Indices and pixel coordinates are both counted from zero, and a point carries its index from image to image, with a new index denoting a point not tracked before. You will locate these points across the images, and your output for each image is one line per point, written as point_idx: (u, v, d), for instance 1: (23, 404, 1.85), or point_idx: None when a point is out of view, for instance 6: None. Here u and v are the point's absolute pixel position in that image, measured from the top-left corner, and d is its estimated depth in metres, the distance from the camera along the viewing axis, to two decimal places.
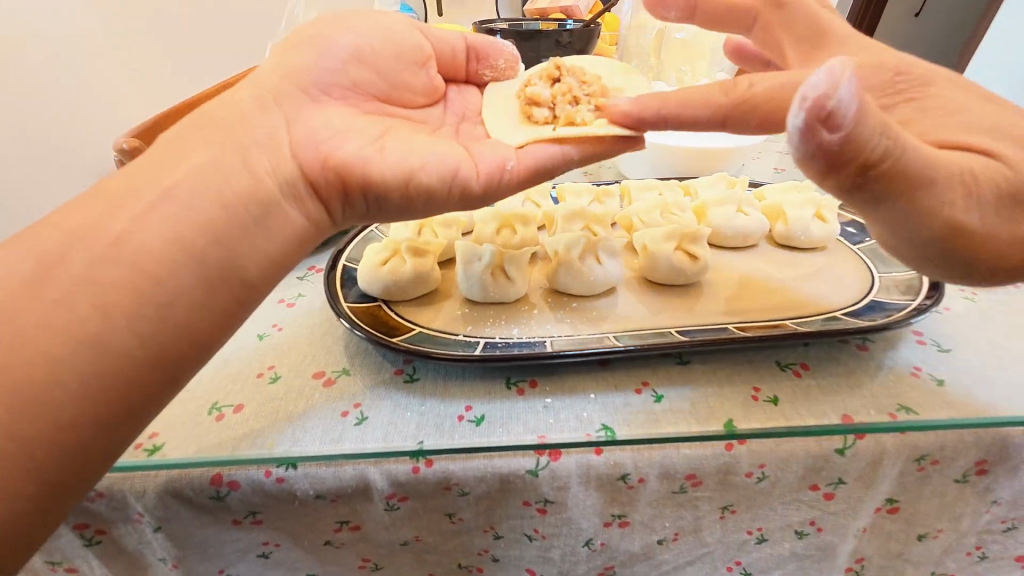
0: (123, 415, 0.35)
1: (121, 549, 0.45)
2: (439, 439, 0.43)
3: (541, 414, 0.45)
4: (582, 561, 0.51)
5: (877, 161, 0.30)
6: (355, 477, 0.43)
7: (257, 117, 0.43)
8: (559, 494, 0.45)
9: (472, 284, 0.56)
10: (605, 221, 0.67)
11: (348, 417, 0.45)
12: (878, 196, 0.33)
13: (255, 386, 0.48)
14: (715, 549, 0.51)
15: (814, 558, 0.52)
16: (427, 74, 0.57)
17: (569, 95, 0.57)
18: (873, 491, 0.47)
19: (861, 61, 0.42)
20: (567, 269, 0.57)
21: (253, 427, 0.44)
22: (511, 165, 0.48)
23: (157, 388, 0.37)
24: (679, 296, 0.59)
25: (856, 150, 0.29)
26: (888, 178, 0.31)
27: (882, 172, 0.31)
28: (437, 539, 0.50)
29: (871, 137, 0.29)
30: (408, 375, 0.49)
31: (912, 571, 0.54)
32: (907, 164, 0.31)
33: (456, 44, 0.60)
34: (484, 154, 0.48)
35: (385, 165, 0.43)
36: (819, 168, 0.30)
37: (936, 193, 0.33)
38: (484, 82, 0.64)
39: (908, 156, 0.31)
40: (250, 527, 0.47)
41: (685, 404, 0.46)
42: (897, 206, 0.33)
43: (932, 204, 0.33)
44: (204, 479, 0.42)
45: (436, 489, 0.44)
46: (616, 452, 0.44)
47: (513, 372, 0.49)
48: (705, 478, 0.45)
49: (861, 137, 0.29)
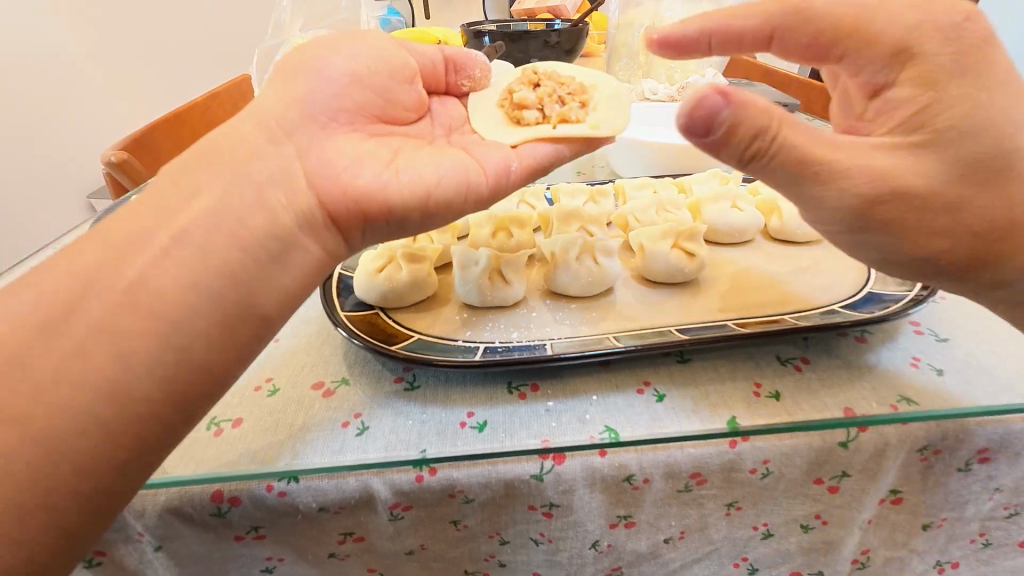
0: (117, 436, 0.35)
1: (122, 570, 0.45)
2: (442, 447, 0.42)
3: (544, 418, 0.45)
4: (589, 562, 0.51)
5: (759, 138, 0.37)
6: (358, 488, 0.43)
7: (246, 125, 0.43)
8: (564, 498, 0.45)
9: (470, 288, 0.55)
10: (602, 221, 0.67)
11: (349, 428, 0.45)
12: (772, 177, 0.40)
13: (254, 400, 0.47)
14: (722, 545, 0.51)
15: (820, 551, 0.52)
16: (415, 90, 0.55)
17: (554, 95, 0.58)
18: (877, 483, 0.47)
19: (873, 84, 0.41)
20: (565, 269, 0.57)
21: (253, 442, 0.43)
22: (516, 164, 0.49)
23: (152, 407, 0.36)
24: (678, 294, 0.58)
25: (737, 129, 0.37)
26: (777, 161, 0.38)
27: (769, 152, 0.38)
28: (442, 547, 0.49)
29: (751, 120, 0.37)
30: (408, 383, 0.49)
31: (918, 561, 0.54)
32: (793, 152, 0.38)
33: (434, 56, 0.58)
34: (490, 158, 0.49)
35: (401, 184, 0.44)
36: (704, 141, 0.39)
37: (842, 169, 0.38)
38: (462, 92, 0.63)
39: (796, 141, 0.38)
40: (252, 542, 0.46)
41: (687, 402, 0.46)
42: (811, 185, 0.39)
43: (836, 179, 0.38)
44: (205, 496, 0.42)
45: (440, 497, 0.44)
46: (620, 454, 0.44)
47: (515, 376, 0.49)
48: (710, 476, 0.45)
49: (741, 121, 0.37)
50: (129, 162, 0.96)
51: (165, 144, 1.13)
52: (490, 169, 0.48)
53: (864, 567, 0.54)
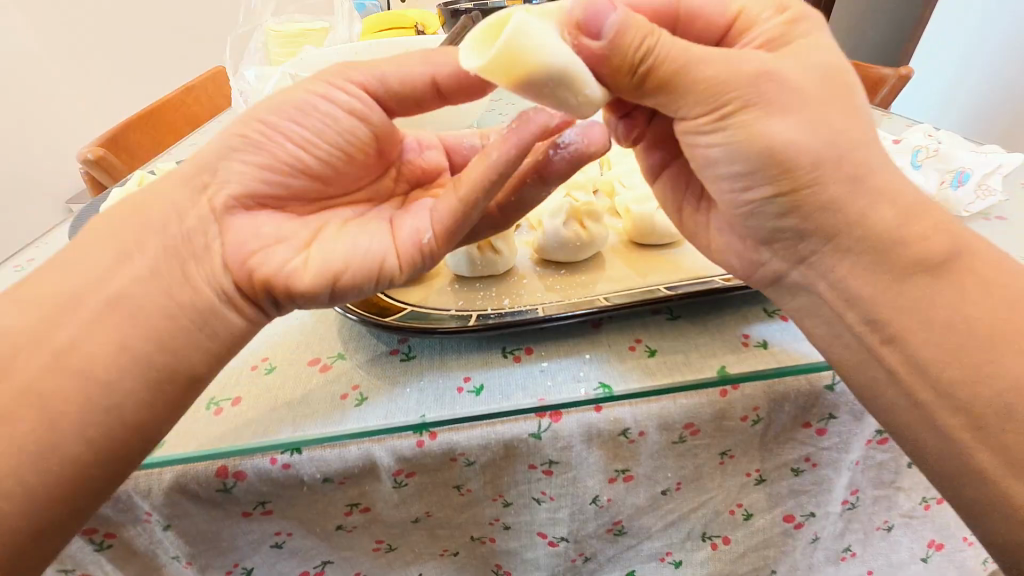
0: None
1: (133, 551, 0.46)
2: (441, 411, 0.44)
3: (539, 378, 0.46)
4: (591, 518, 0.52)
5: (641, 61, 0.37)
6: (360, 457, 0.44)
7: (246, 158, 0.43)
8: (563, 455, 0.46)
9: (459, 259, 0.56)
10: (587, 188, 0.68)
11: (349, 399, 0.45)
12: (658, 78, 0.38)
13: (252, 378, 0.48)
14: (718, 493, 0.52)
15: (811, 493, 0.53)
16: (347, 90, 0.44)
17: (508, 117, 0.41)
18: (862, 424, 0.49)
19: (759, 143, 0.37)
20: (554, 235, 0.57)
21: (255, 418, 0.44)
22: (429, 237, 0.44)
23: None
24: (664, 254, 0.59)
25: (620, 52, 0.37)
26: (660, 67, 0.37)
27: (652, 69, 0.37)
28: (447, 513, 0.50)
29: (634, 39, 0.36)
30: (404, 354, 0.50)
31: (904, 499, 0.55)
32: (672, 54, 0.36)
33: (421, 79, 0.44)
34: (406, 227, 0.45)
35: (329, 255, 0.42)
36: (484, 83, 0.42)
37: None
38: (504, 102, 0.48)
39: (669, 51, 0.36)
40: (260, 518, 0.47)
41: (676, 354, 0.47)
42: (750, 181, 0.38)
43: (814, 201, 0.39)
44: (210, 471, 0.43)
45: (442, 462, 0.45)
46: (614, 409, 0.45)
47: (509, 341, 0.50)
48: (703, 426, 0.47)
49: (620, 47, 0.37)
50: (104, 158, 0.94)
51: (142, 143, 1.11)
52: (401, 245, 0.44)
53: (854, 509, 0.56)
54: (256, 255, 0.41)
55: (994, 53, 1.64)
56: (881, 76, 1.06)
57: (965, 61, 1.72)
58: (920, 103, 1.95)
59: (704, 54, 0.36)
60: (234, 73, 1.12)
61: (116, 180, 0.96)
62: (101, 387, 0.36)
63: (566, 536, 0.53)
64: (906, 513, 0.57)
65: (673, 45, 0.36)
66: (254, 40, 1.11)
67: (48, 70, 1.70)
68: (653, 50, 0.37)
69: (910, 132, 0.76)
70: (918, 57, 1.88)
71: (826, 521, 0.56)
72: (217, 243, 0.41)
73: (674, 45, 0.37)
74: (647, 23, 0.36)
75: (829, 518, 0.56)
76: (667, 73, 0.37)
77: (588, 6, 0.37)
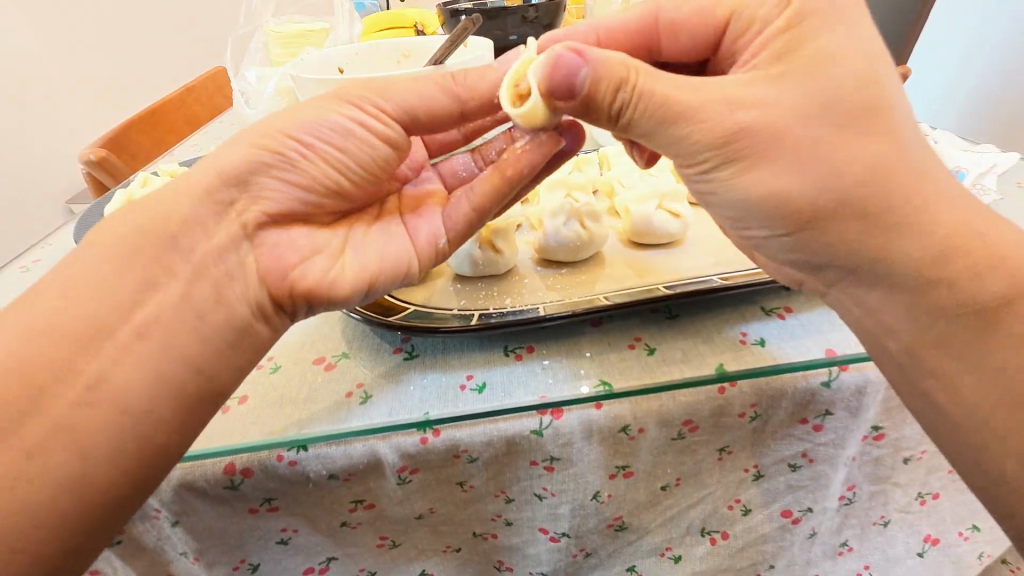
0: None
1: (142, 547, 0.46)
2: (444, 408, 0.44)
3: (540, 376, 0.47)
4: (592, 514, 0.53)
5: (619, 111, 0.40)
6: (365, 454, 0.45)
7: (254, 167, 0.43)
8: (564, 452, 0.47)
9: (461, 259, 0.57)
10: (587, 188, 0.68)
11: (354, 397, 0.46)
12: (643, 125, 0.40)
13: (258, 377, 0.48)
14: (717, 489, 0.53)
15: (808, 489, 0.54)
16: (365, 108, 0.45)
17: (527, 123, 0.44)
18: (859, 420, 0.50)
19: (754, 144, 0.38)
20: (554, 235, 0.58)
21: (261, 416, 0.45)
22: (443, 242, 0.49)
23: None
24: (663, 254, 0.60)
25: (597, 106, 0.40)
26: (641, 114, 0.39)
27: (631, 117, 0.40)
28: (450, 509, 0.51)
29: (606, 93, 0.39)
30: (407, 353, 0.50)
31: (900, 494, 0.56)
32: (652, 99, 0.38)
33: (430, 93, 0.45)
34: (420, 233, 0.50)
35: (360, 264, 0.47)
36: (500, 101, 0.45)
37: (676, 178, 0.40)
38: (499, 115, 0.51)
39: (647, 99, 0.38)
40: (267, 514, 0.48)
41: (675, 352, 0.48)
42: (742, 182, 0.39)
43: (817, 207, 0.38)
44: (217, 469, 0.43)
45: (446, 458, 0.46)
46: (614, 406, 0.46)
47: (510, 340, 0.51)
48: (702, 422, 0.48)
49: (597, 100, 0.40)
50: (106, 159, 0.95)
51: (144, 144, 1.12)
52: (421, 249, 0.49)
53: (851, 504, 0.57)
54: (291, 272, 0.44)
55: (992, 53, 1.65)
56: None
57: (963, 61, 1.73)
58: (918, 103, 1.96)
59: (677, 96, 0.38)
60: (235, 73, 1.13)
61: (118, 181, 0.97)
62: (112, 388, 0.36)
63: (567, 531, 0.54)
64: (902, 508, 0.57)
65: (649, 86, 0.38)
66: (255, 40, 1.11)
67: (48, 70, 1.70)
68: (632, 96, 0.39)
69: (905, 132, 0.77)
70: (915, 56, 1.89)
71: (823, 516, 0.57)
72: (250, 255, 0.44)
73: (654, 88, 0.38)
74: (620, 68, 0.39)
75: (826, 513, 0.57)
76: (646, 117, 0.39)
77: (556, 63, 0.39)
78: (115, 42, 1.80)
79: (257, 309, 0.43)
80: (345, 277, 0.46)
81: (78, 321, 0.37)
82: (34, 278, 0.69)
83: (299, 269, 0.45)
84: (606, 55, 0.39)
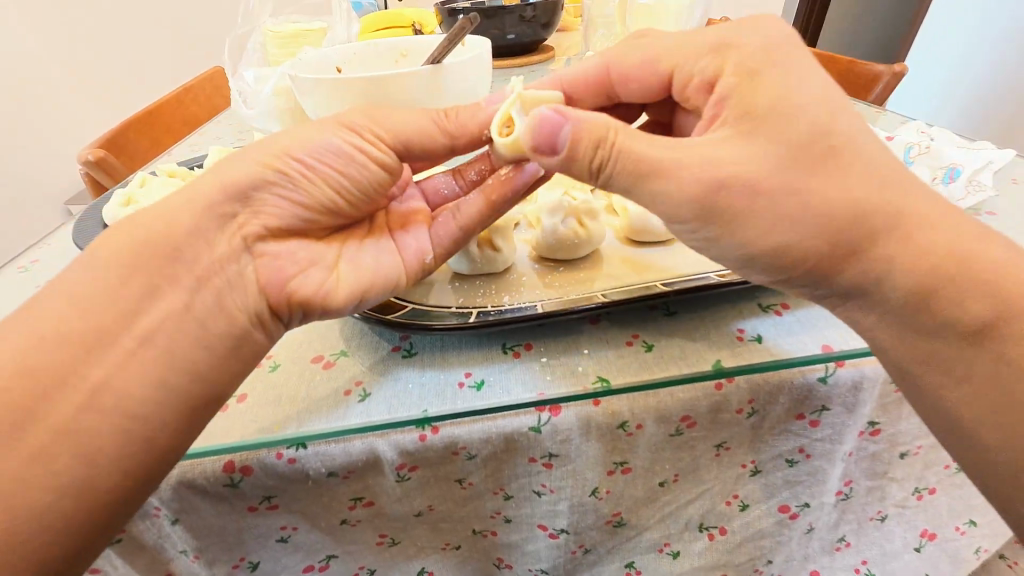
0: None
1: (142, 545, 0.47)
2: (442, 405, 0.45)
3: (538, 373, 0.47)
4: (590, 510, 0.53)
5: (598, 168, 0.41)
6: (364, 451, 0.45)
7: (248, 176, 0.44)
8: (563, 448, 0.47)
9: (459, 257, 0.57)
10: (585, 186, 0.69)
11: (352, 395, 0.46)
12: (615, 178, 0.41)
13: (257, 376, 0.48)
14: (714, 485, 0.53)
15: (806, 484, 0.55)
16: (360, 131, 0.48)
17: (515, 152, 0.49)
18: (855, 415, 0.50)
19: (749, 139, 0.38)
20: (552, 233, 0.58)
21: (260, 414, 0.45)
22: (431, 256, 0.52)
23: None
24: (661, 251, 0.60)
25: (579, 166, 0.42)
26: (617, 172, 0.41)
27: (609, 173, 0.41)
28: (449, 506, 0.51)
29: (586, 151, 0.41)
30: (406, 351, 0.51)
31: (897, 489, 0.57)
32: (627, 158, 0.40)
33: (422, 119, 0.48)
34: (410, 247, 0.52)
35: (355, 276, 0.48)
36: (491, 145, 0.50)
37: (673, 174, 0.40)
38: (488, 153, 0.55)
39: (622, 157, 0.40)
40: (267, 512, 0.48)
41: (673, 349, 0.48)
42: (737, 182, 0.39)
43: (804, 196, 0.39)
44: (216, 467, 0.44)
45: (444, 456, 0.46)
46: (612, 402, 0.46)
47: (508, 338, 0.51)
48: (699, 418, 0.48)
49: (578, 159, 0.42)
50: (104, 159, 0.95)
51: (143, 144, 1.12)
52: (411, 262, 0.51)
53: (848, 500, 0.57)
54: (289, 286, 0.45)
55: (990, 52, 1.66)
56: (875, 74, 1.07)
57: (962, 60, 1.73)
58: (916, 101, 1.96)
59: (656, 156, 0.39)
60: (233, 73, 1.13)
61: (116, 180, 0.97)
62: (110, 382, 0.36)
63: (566, 528, 0.54)
64: (899, 503, 0.58)
65: (624, 144, 0.40)
66: (253, 40, 1.12)
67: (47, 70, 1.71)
68: (609, 154, 0.40)
69: (901, 130, 0.77)
70: (914, 55, 1.89)
71: (821, 512, 0.57)
72: (249, 267, 0.44)
73: (629, 146, 0.40)
74: (601, 128, 0.41)
75: (824, 508, 0.57)
76: (621, 174, 0.40)
77: (540, 125, 0.43)
78: (114, 42, 1.79)
79: (256, 318, 0.44)
80: (342, 289, 0.47)
81: (75, 318, 0.37)
82: (32, 277, 0.69)
83: (297, 282, 0.45)
84: (587, 115, 0.41)
